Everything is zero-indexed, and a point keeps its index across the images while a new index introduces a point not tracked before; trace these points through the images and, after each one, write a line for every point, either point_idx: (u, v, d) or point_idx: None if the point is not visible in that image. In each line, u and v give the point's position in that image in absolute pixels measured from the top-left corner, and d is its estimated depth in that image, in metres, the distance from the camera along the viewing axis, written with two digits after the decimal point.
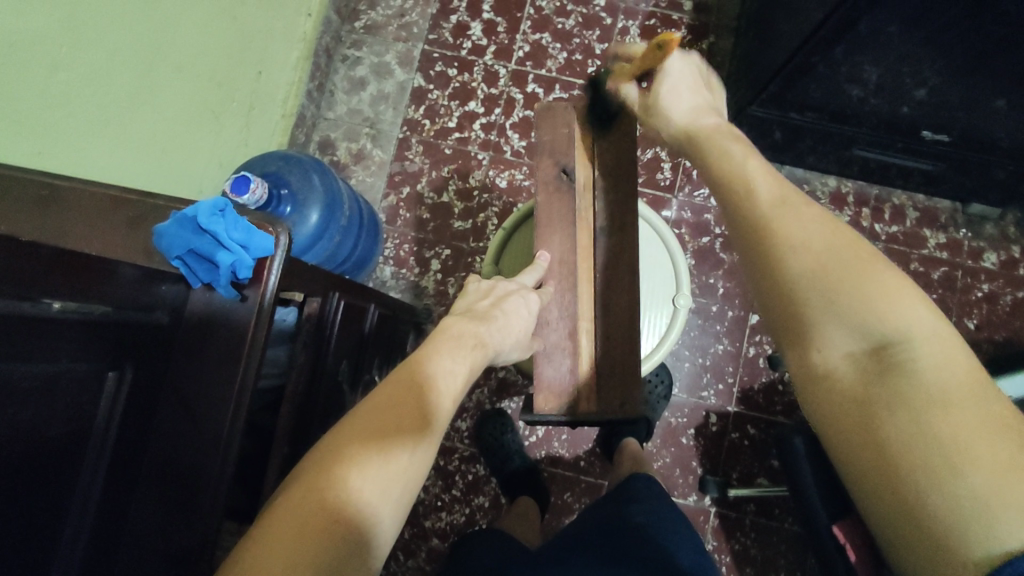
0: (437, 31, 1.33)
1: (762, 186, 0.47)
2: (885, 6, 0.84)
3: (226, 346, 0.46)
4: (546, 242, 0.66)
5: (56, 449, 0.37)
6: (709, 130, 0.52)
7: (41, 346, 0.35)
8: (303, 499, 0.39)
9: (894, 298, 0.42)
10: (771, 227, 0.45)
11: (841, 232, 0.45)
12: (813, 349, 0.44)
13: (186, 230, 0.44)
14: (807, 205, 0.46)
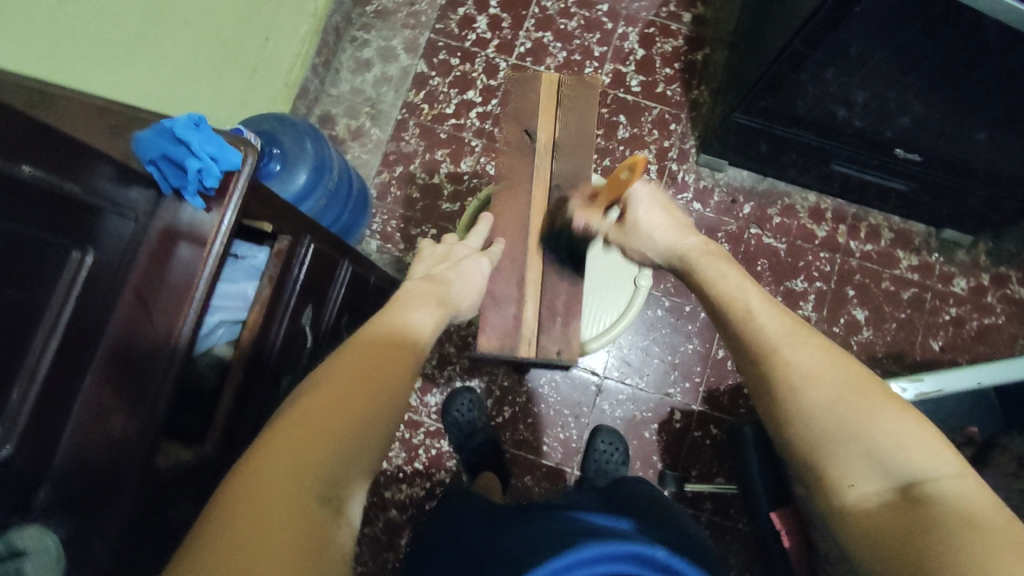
0: (444, 22, 1.39)
1: (771, 320, 0.55)
2: (854, 19, 0.87)
3: (189, 249, 0.52)
4: (506, 198, 0.70)
5: (11, 308, 0.39)
6: (704, 261, 0.61)
7: (11, 204, 0.38)
8: (272, 462, 0.40)
9: (892, 423, 0.47)
10: (779, 359, 0.52)
11: (854, 370, 0.50)
12: (834, 474, 0.47)
13: (163, 138, 0.48)
14: (812, 339, 0.53)
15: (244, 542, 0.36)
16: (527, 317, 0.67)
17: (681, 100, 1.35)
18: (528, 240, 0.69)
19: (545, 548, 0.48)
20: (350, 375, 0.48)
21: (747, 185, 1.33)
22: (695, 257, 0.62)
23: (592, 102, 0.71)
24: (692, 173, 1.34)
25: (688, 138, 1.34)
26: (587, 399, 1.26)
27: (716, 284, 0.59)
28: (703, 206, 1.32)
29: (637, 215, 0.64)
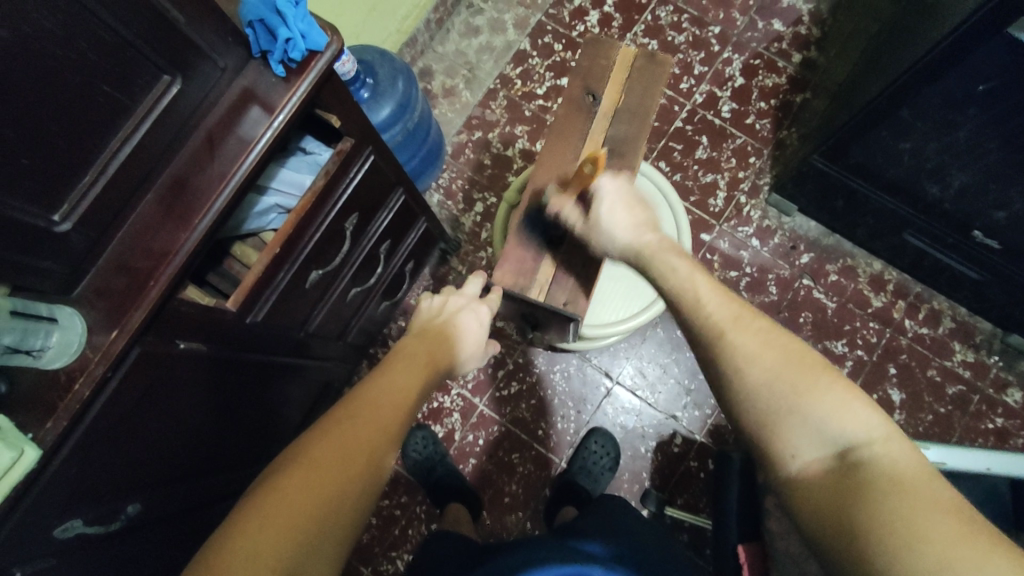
0: (558, 9, 1.44)
1: (716, 306, 0.56)
2: (947, 78, 0.85)
3: (260, 111, 0.57)
4: (553, 150, 0.70)
5: (98, 102, 0.47)
6: (658, 255, 0.63)
7: (128, 16, 0.45)
8: (305, 465, 0.50)
9: (828, 397, 0.48)
10: (727, 341, 0.53)
11: (794, 347, 0.52)
12: (779, 442, 0.49)
13: (264, 6, 0.55)
14: (756, 322, 0.54)
15: (280, 518, 0.46)
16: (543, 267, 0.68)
17: (768, 136, 1.34)
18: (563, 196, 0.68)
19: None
20: (348, 427, 0.54)
21: (812, 236, 1.31)
22: (652, 250, 0.63)
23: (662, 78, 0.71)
24: (758, 210, 1.32)
25: (765, 174, 1.33)
26: (593, 398, 1.27)
27: (669, 262, 0.62)
28: (761, 245, 1.30)
29: (604, 214, 0.64)
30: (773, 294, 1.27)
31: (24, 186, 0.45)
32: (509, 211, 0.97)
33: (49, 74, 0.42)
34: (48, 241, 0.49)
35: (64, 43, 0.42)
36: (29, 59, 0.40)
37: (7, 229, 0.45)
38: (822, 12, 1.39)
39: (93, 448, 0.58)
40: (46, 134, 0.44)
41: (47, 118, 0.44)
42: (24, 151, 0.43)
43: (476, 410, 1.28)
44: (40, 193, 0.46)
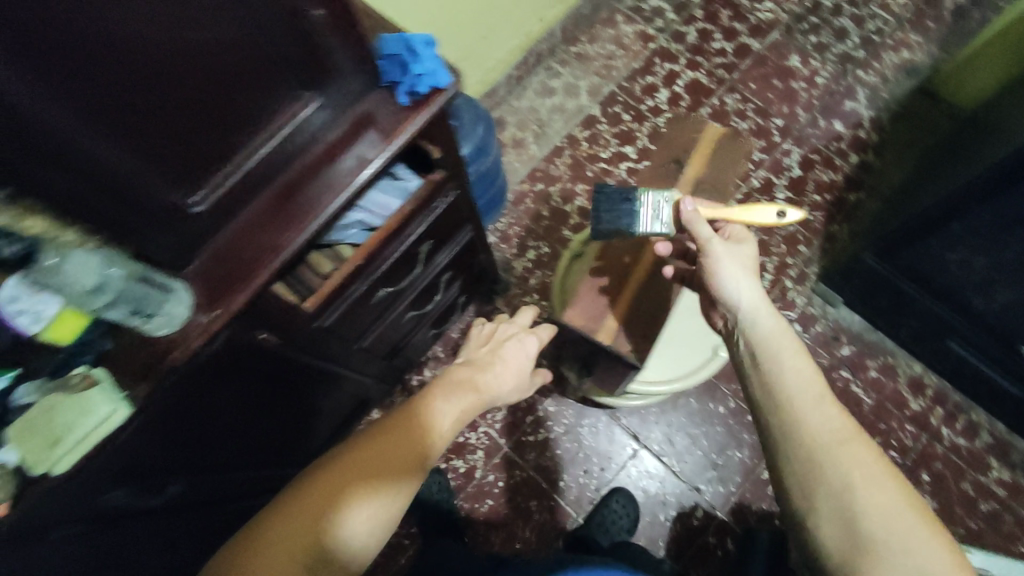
0: (631, 82, 1.53)
1: (825, 419, 0.62)
2: (1007, 197, 0.88)
3: (380, 134, 0.62)
4: None
5: (251, 106, 0.52)
6: (768, 332, 0.71)
7: (296, 39, 0.50)
8: (341, 468, 0.57)
9: (921, 537, 0.54)
10: (830, 453, 0.60)
11: (896, 483, 0.58)
12: (869, 568, 0.53)
13: (401, 43, 0.61)
14: (862, 445, 0.60)
15: (310, 512, 0.53)
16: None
17: (819, 228, 1.38)
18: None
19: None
20: (391, 445, 0.60)
21: (855, 329, 1.32)
22: (770, 341, 0.70)
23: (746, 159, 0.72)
24: (803, 297, 1.34)
25: (812, 264, 1.36)
26: (618, 456, 1.27)
27: (779, 363, 0.68)
28: (802, 331, 1.32)
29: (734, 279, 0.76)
30: None
31: (169, 168, 0.50)
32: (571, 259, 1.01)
33: (220, 77, 0.48)
34: (176, 219, 0.54)
35: (238, 55, 0.47)
36: (204, 64, 0.46)
37: (144, 203, 0.50)
38: (882, 120, 1.45)
39: (162, 417, 0.61)
40: (203, 127, 0.50)
41: (207, 113, 0.49)
42: (181, 137, 0.49)
43: (501, 451, 1.29)
44: (182, 176, 0.51)
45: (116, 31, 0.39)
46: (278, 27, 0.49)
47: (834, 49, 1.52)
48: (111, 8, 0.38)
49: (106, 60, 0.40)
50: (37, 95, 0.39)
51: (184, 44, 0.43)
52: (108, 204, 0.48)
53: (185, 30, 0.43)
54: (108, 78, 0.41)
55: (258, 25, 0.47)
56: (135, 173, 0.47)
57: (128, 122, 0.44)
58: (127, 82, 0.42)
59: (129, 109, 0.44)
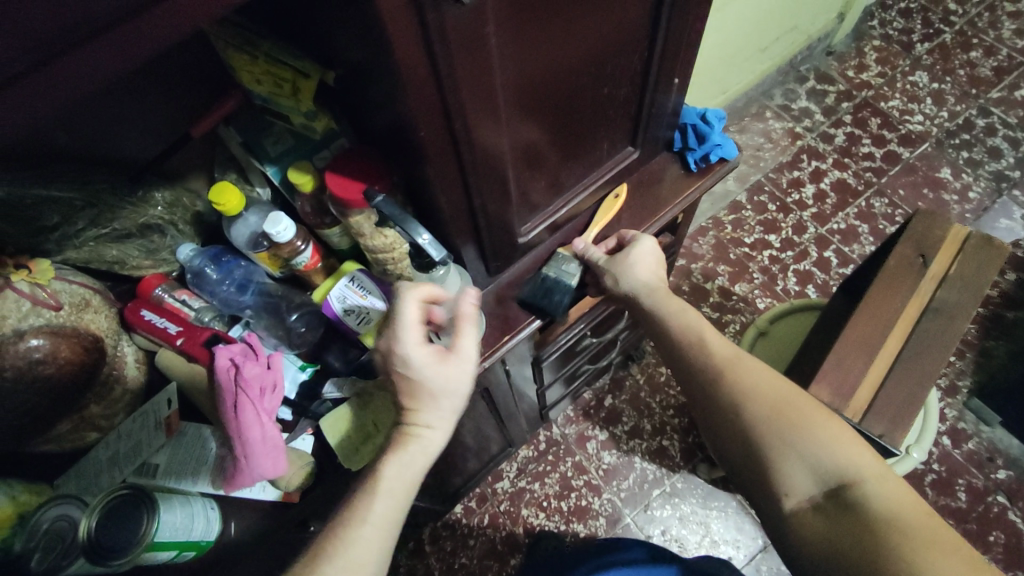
0: (778, 174, 1.58)
1: (711, 343, 0.60)
2: None
3: (670, 190, 0.68)
4: (880, 291, 0.71)
5: (593, 157, 0.59)
6: (672, 313, 0.62)
7: (651, 105, 0.57)
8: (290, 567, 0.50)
9: (818, 435, 0.52)
10: (723, 386, 0.57)
11: (755, 367, 0.57)
12: (780, 483, 0.53)
13: (698, 115, 0.67)
14: (747, 359, 0.58)
15: None
16: (862, 389, 0.67)
17: (972, 341, 1.35)
18: (889, 338, 0.69)
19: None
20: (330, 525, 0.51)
21: (1013, 453, 1.25)
22: (660, 311, 0.63)
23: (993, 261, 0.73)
24: (953, 409, 1.30)
25: (964, 376, 1.32)
26: (748, 546, 1.22)
27: (664, 322, 0.62)
28: (952, 445, 1.26)
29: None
30: (960, 499, 1.21)
31: (526, 198, 0.56)
32: (754, 335, 1.03)
33: (592, 126, 0.54)
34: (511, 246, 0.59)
35: (611, 109, 0.54)
36: (597, 114, 0.53)
37: (499, 229, 0.56)
38: None
39: None
40: (558, 169, 0.56)
41: (567, 156, 0.55)
42: (543, 174, 0.55)
43: (623, 521, 1.25)
44: (528, 208, 0.57)
45: (575, 79, 0.47)
46: (648, 93, 0.56)
47: (988, 167, 1.53)
48: (584, 61, 0.46)
49: (555, 100, 0.47)
50: (511, 122, 0.46)
51: (592, 96, 0.51)
52: (484, 224, 0.53)
53: (603, 87, 0.51)
54: (548, 115, 0.48)
55: (637, 89, 0.54)
56: (510, 201, 0.53)
57: (531, 154, 0.51)
58: (553, 120, 0.50)
59: (540, 143, 0.51)
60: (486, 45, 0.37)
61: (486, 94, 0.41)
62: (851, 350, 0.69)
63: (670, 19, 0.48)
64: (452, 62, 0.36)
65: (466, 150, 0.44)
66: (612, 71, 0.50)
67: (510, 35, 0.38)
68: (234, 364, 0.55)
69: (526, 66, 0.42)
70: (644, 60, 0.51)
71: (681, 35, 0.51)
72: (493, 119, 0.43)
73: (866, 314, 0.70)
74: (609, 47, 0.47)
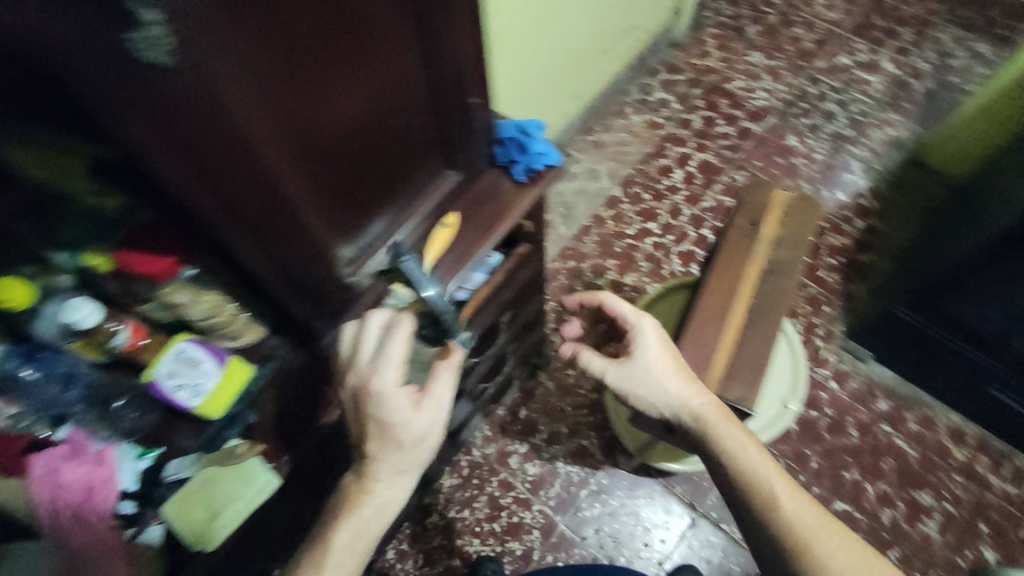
0: (646, 165, 1.65)
1: (792, 507, 0.62)
2: None
3: (504, 203, 0.68)
4: (721, 262, 0.76)
5: (408, 182, 0.59)
6: (722, 434, 0.67)
7: (458, 126, 0.59)
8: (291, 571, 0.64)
9: None
10: (808, 553, 0.59)
11: (851, 540, 0.60)
12: None
13: (516, 127, 0.68)
14: (835, 530, 0.60)
15: None
16: (713, 360, 0.72)
17: (838, 289, 1.46)
18: (733, 304, 0.74)
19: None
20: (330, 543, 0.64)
21: (889, 383, 1.36)
22: (712, 435, 0.68)
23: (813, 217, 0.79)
24: (834, 354, 1.40)
25: (838, 322, 1.43)
26: (677, 524, 1.26)
27: (731, 457, 0.66)
28: (839, 387, 1.36)
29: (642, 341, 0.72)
30: (853, 436, 1.31)
31: (337, 233, 0.55)
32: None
33: (396, 156, 0.55)
34: (341, 284, 0.58)
35: (412, 136, 0.56)
36: (391, 140, 0.54)
37: (319, 270, 0.54)
38: (879, 189, 1.59)
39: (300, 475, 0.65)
40: (371, 200, 0.56)
41: (378, 187, 0.56)
42: (354, 208, 0.55)
43: (557, 529, 1.26)
44: (343, 242, 0.56)
45: (350, 111, 0.47)
46: (449, 116, 0.57)
47: (826, 129, 1.68)
48: (354, 94, 0.47)
49: (334, 133, 0.47)
50: (297, 169, 0.46)
51: (382, 128, 0.52)
52: (292, 265, 0.52)
53: (388, 115, 0.51)
54: (330, 148, 0.48)
55: (434, 113, 0.56)
56: (320, 240, 0.52)
57: (327, 191, 0.50)
58: (339, 154, 0.49)
59: (330, 178, 0.50)
60: (223, 89, 0.37)
61: (253, 148, 0.41)
62: (701, 324, 0.73)
63: (436, 38, 0.50)
64: (189, 121, 0.37)
65: (234, 191, 0.43)
66: (391, 99, 0.51)
67: (250, 75, 0.38)
68: (54, 469, 0.55)
69: (290, 113, 0.43)
70: (427, 82, 0.53)
71: (461, 53, 0.53)
72: (271, 170, 0.44)
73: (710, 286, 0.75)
74: (376, 76, 0.48)
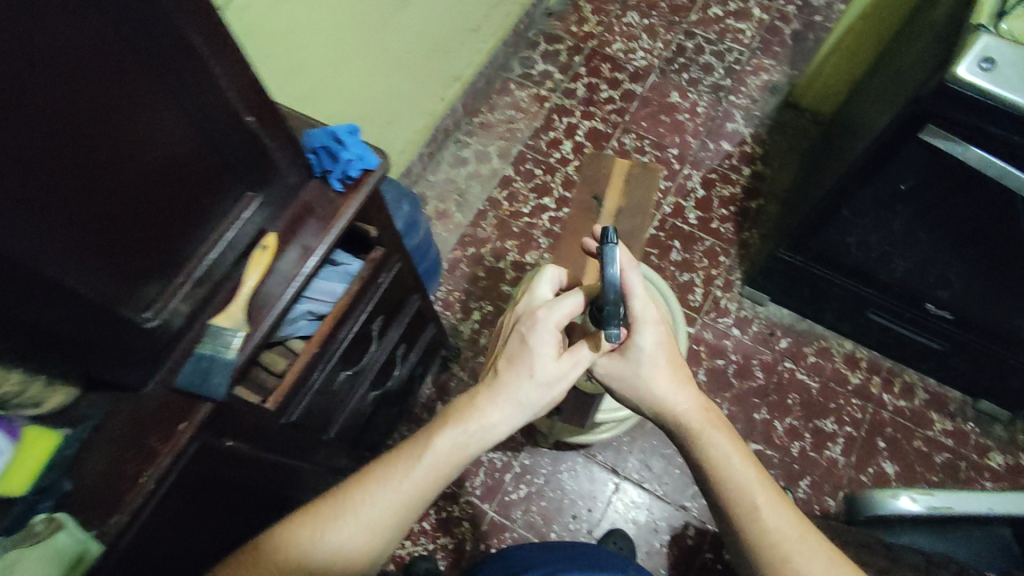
0: (536, 140, 1.64)
1: (775, 520, 0.61)
2: (876, 182, 1.00)
3: (323, 216, 0.65)
4: (570, 241, 0.77)
5: (201, 214, 0.55)
6: (708, 438, 0.66)
7: (240, 144, 0.55)
8: (332, 502, 0.62)
9: None
10: (787, 566, 0.58)
11: (830, 556, 0.59)
12: None
13: (326, 135, 0.66)
14: (815, 544, 0.60)
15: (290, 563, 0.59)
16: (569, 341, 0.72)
17: (732, 238, 1.50)
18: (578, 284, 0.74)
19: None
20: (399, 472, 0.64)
21: (786, 322, 1.41)
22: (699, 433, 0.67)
23: (653, 183, 0.79)
24: (733, 302, 1.44)
25: (735, 271, 1.47)
26: (602, 492, 1.28)
27: (719, 463, 0.65)
28: (741, 333, 1.40)
29: (639, 340, 0.69)
30: (758, 378, 1.35)
31: (120, 287, 0.50)
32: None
33: (172, 190, 0.51)
34: (142, 337, 0.53)
35: (186, 165, 0.51)
36: (160, 176, 0.49)
37: (109, 327, 0.50)
38: (761, 134, 1.62)
39: (144, 543, 0.59)
40: (157, 242, 0.52)
41: (161, 226, 0.51)
42: (134, 255, 0.50)
43: (486, 517, 1.26)
44: (134, 294, 0.51)
45: (87, 156, 0.42)
46: (224, 136, 0.53)
47: (706, 82, 1.70)
48: (87, 129, 0.42)
49: (75, 184, 0.42)
50: (35, 224, 0.41)
51: (139, 162, 0.47)
52: (65, 334, 0.47)
53: (143, 150, 0.47)
54: (78, 200, 0.43)
55: (206, 136, 0.52)
56: (98, 297, 0.48)
57: (88, 241, 0.45)
58: (93, 203, 0.44)
59: (89, 231, 0.45)
60: None
61: None
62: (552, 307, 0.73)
63: (171, 57, 0.46)
64: None
65: None
66: (140, 133, 0.46)
67: None
68: None
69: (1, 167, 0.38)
70: (181, 107, 0.48)
71: (208, 66, 0.48)
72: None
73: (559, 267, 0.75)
74: (110, 112, 0.43)
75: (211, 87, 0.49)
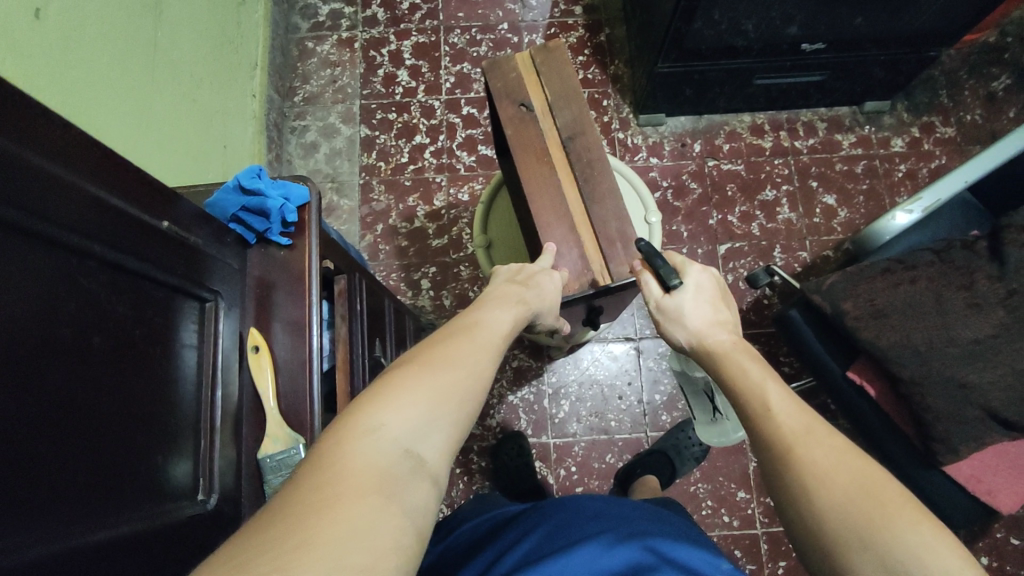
0: (369, 86, 1.47)
1: (787, 417, 0.51)
2: None
3: (288, 282, 0.55)
4: (527, 159, 0.69)
5: (181, 359, 0.43)
6: (730, 354, 0.60)
7: (165, 258, 0.42)
8: (411, 367, 0.48)
9: (909, 528, 0.42)
10: (790, 453, 0.48)
11: (851, 450, 0.47)
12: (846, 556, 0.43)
13: (232, 194, 0.55)
14: (829, 437, 0.49)
15: (353, 468, 0.40)
16: (588, 249, 0.69)
17: (603, 79, 1.48)
18: (563, 194, 0.69)
19: (547, 545, 0.56)
20: (447, 353, 0.51)
21: (689, 127, 1.45)
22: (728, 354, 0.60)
23: (566, 61, 0.72)
24: (638, 135, 1.44)
25: (623, 107, 1.46)
26: (630, 363, 1.31)
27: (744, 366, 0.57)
28: (660, 159, 1.42)
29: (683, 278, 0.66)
30: (695, 189, 1.40)
31: (141, 492, 0.37)
32: (485, 253, 0.98)
33: (140, 354, 0.39)
34: (195, 530, 0.42)
35: (136, 318, 0.39)
36: (107, 347, 0.36)
37: (178, 541, 0.39)
38: None
39: None
40: (162, 420, 0.40)
41: (155, 400, 0.40)
42: (151, 451, 0.39)
43: (551, 447, 1.27)
44: (174, 492, 0.41)
45: (3, 371, 0.28)
46: (147, 258, 0.40)
47: None
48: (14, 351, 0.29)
49: (6, 411, 0.28)
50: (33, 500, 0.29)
51: (92, 350, 0.35)
52: None
53: (86, 330, 0.34)
54: (23, 428, 0.29)
55: (134, 272, 0.39)
56: (149, 521, 0.37)
57: (101, 473, 0.34)
58: (74, 430, 0.32)
59: (91, 464, 0.34)
60: None
61: None
62: (551, 232, 0.68)
63: (45, 201, 0.32)
64: None
65: None
66: (70, 317, 0.33)
67: None
68: None
69: None
70: (93, 254, 0.35)
71: (80, 187, 0.35)
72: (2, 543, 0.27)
73: (535, 189, 0.69)
74: (10, 307, 0.29)
75: (101, 210, 0.37)
